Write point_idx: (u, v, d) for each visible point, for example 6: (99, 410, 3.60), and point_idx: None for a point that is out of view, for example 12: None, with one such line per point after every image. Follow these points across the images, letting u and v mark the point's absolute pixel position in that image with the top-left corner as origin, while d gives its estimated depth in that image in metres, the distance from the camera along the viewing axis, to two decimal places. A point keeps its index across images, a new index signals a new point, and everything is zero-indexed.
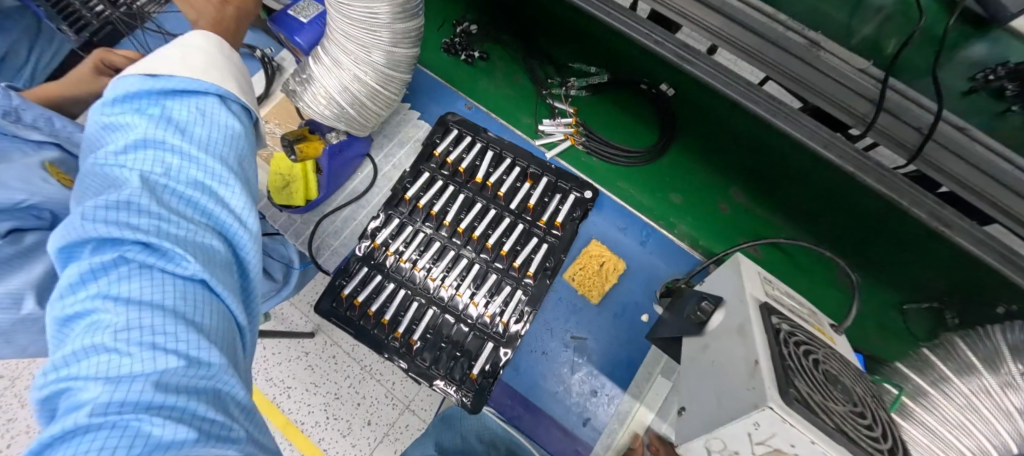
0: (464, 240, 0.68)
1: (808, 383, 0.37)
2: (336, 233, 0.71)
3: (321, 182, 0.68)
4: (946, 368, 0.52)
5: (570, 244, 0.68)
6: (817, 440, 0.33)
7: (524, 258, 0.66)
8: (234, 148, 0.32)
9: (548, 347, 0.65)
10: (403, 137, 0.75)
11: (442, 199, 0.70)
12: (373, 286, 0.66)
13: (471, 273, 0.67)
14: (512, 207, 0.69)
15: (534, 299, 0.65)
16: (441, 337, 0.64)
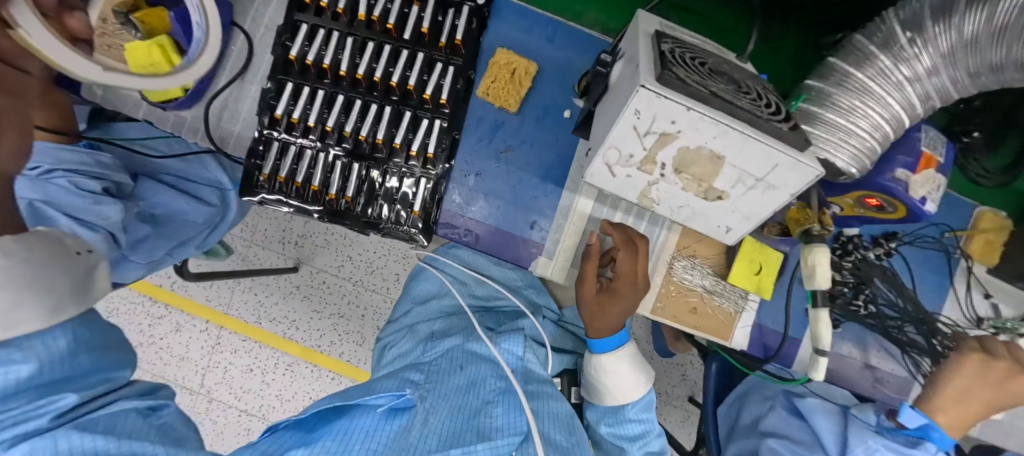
0: (367, 86, 0.64)
1: (689, 72, 0.37)
2: (232, 118, 0.67)
3: (193, 64, 0.63)
4: (846, 68, 0.53)
5: (477, 62, 0.65)
6: (691, 106, 0.32)
7: (432, 87, 0.63)
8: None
9: (482, 168, 0.65)
10: None
11: (331, 49, 0.64)
12: (291, 156, 0.65)
13: (383, 117, 0.64)
14: (406, 38, 0.64)
15: (454, 125, 0.64)
16: (375, 187, 0.65)
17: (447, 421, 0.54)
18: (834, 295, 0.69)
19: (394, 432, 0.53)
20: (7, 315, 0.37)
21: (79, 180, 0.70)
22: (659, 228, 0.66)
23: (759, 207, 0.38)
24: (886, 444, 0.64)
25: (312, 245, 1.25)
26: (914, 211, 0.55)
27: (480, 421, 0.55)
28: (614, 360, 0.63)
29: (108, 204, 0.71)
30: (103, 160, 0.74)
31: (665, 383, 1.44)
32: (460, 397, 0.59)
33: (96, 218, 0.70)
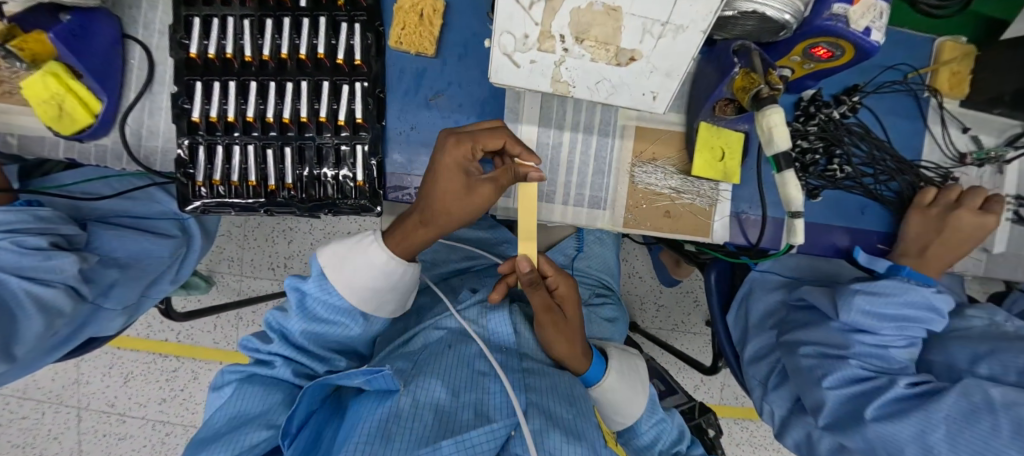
0: (276, 65, 0.61)
1: None
2: (152, 134, 0.65)
3: (93, 86, 0.61)
4: None
5: (381, 11, 0.62)
6: None
7: (342, 49, 0.60)
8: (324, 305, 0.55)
9: (414, 120, 0.63)
10: None
11: (228, 35, 0.61)
12: (220, 157, 0.62)
13: (302, 93, 0.61)
14: (302, 4, 0.60)
15: (375, 83, 0.61)
16: (312, 168, 0.63)
17: (438, 404, 0.49)
18: (806, 164, 0.67)
19: (382, 418, 0.47)
20: (345, 281, 0.54)
21: (24, 239, 0.64)
22: (611, 138, 0.64)
23: (674, 56, 0.35)
24: (865, 291, 0.61)
25: (300, 262, 1.34)
26: (863, 48, 0.52)
27: (477, 398, 0.51)
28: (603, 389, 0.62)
29: (61, 257, 0.65)
30: (43, 215, 0.67)
31: (680, 312, 1.42)
32: (454, 372, 0.53)
33: (50, 274, 0.65)
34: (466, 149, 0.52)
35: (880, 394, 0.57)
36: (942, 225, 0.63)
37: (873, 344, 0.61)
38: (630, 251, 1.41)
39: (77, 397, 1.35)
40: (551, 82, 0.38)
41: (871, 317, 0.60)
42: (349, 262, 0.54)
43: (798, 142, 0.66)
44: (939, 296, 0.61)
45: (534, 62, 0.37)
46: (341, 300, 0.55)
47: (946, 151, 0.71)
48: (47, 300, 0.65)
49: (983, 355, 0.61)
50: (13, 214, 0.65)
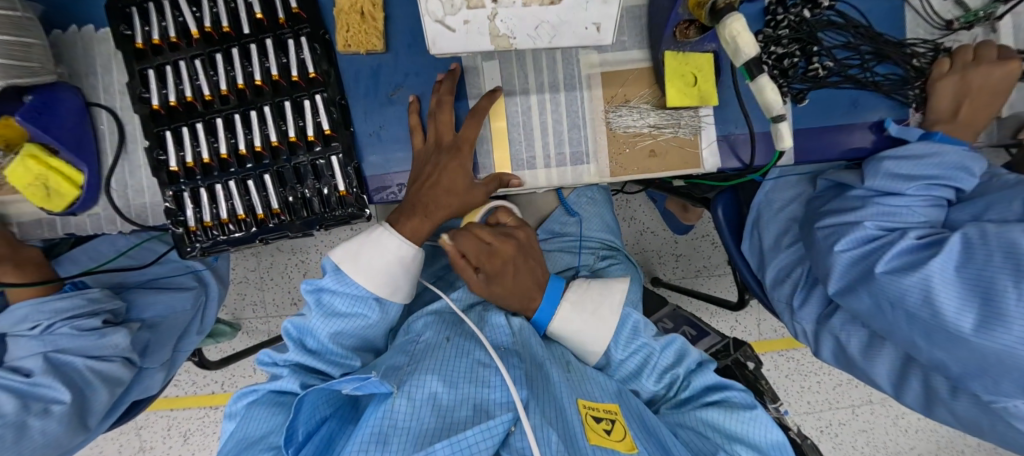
0: (236, 97, 0.62)
1: None
2: (138, 192, 0.66)
3: (71, 159, 0.62)
4: None
5: (324, 20, 0.62)
6: None
7: (294, 66, 0.60)
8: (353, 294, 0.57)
9: (382, 119, 0.64)
10: (102, 59, 0.64)
11: (183, 79, 0.61)
12: (206, 198, 0.63)
13: (266, 117, 0.61)
14: (246, 31, 0.60)
15: (335, 91, 0.61)
16: (296, 190, 0.64)
17: (436, 402, 0.50)
18: (784, 68, 0.64)
19: (379, 422, 0.47)
20: (362, 270, 0.56)
21: (81, 322, 0.66)
22: (579, 91, 0.63)
23: None
24: (898, 157, 0.61)
25: None
26: None
27: (475, 394, 0.51)
28: (563, 321, 0.62)
29: (115, 332, 0.67)
30: (94, 295, 0.69)
31: (699, 257, 1.40)
32: (452, 367, 0.54)
33: (107, 349, 0.67)
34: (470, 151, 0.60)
35: (888, 249, 0.57)
36: (969, 87, 0.61)
37: (896, 205, 0.59)
38: (636, 208, 1.39)
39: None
40: (491, 39, 0.38)
41: (894, 179, 0.60)
42: (364, 253, 0.57)
43: (772, 49, 0.64)
44: (971, 157, 0.60)
45: (469, 22, 0.36)
46: (359, 288, 0.57)
47: (930, 21, 0.67)
48: (109, 373, 0.66)
49: (979, 215, 0.58)
50: (71, 300, 0.66)
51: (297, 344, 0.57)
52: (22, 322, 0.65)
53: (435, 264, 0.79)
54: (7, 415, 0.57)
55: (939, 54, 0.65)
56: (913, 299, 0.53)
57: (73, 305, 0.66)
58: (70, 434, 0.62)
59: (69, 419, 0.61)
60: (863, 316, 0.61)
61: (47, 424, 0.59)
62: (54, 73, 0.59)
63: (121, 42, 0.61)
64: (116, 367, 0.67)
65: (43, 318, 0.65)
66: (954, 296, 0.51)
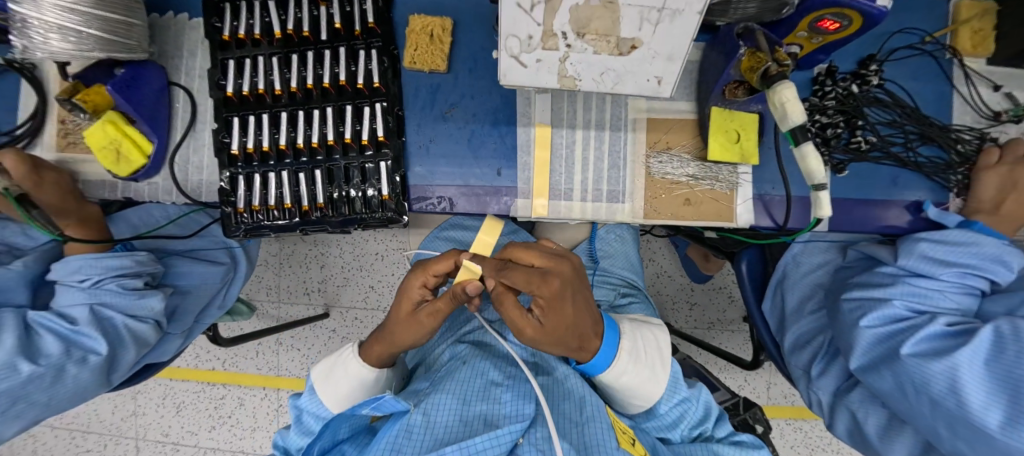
0: (303, 95, 0.66)
1: None
2: (197, 169, 0.70)
3: (145, 131, 0.67)
4: None
5: (395, 36, 0.66)
6: None
7: (361, 74, 0.64)
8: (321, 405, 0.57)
9: (433, 133, 0.67)
10: (189, 45, 0.70)
11: (258, 73, 0.66)
12: (257, 184, 0.67)
13: (328, 118, 0.65)
14: (323, 37, 0.65)
15: (394, 102, 0.65)
16: (341, 188, 0.67)
17: (449, 416, 0.51)
18: (828, 138, 0.65)
19: (396, 436, 0.50)
20: (336, 394, 0.58)
21: (126, 281, 0.68)
22: (624, 132, 0.65)
23: (673, 40, 0.37)
24: (935, 241, 0.61)
25: (334, 286, 1.40)
26: (871, 15, 0.52)
27: (488, 408, 0.53)
28: (617, 375, 0.56)
29: (151, 295, 0.69)
30: (141, 257, 0.70)
31: (715, 309, 1.39)
32: (468, 384, 0.56)
33: (143, 311, 0.69)
34: (448, 303, 0.52)
35: (917, 330, 0.57)
36: (1016, 181, 0.61)
37: (927, 288, 0.60)
38: (656, 250, 1.40)
39: (136, 428, 1.43)
40: (558, 78, 0.40)
41: (928, 262, 0.60)
42: (336, 374, 0.58)
43: (816, 118, 0.65)
44: (1010, 251, 0.60)
45: (541, 61, 0.39)
46: (324, 409, 0.57)
47: (977, 111, 0.68)
48: (139, 333, 0.69)
49: (1015, 309, 0.57)
50: (119, 259, 0.68)
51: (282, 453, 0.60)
52: (74, 273, 0.67)
53: None
54: (50, 356, 0.61)
55: (985, 144, 0.66)
56: (938, 387, 0.53)
57: (121, 265, 0.68)
58: (94, 386, 0.65)
59: (99, 370, 0.64)
60: (884, 396, 0.60)
61: (81, 372, 0.62)
62: (145, 51, 0.65)
63: (210, 33, 0.67)
64: (147, 328, 0.70)
65: (93, 273, 0.67)
66: (981, 390, 0.51)
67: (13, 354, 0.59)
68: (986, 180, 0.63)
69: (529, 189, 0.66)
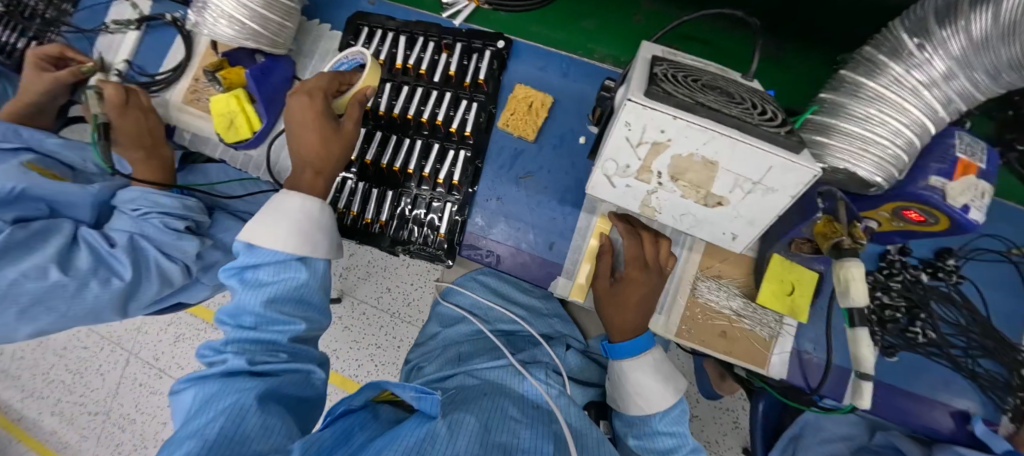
0: (402, 122, 0.72)
1: (676, 86, 0.38)
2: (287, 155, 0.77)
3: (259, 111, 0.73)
4: (857, 77, 0.53)
5: (498, 96, 0.72)
6: (678, 115, 0.35)
7: (459, 121, 0.70)
8: (265, 292, 0.49)
9: (503, 192, 0.70)
10: (322, 50, 0.78)
11: (371, 92, 0.73)
12: (335, 185, 0.72)
13: (415, 149, 0.71)
14: (436, 80, 0.72)
15: (477, 154, 0.70)
16: (405, 212, 0.71)
17: (471, 440, 0.51)
18: (884, 319, 0.64)
19: (420, 440, 0.50)
20: (269, 234, 0.51)
21: (172, 221, 0.68)
22: (680, 247, 0.67)
23: (762, 209, 0.39)
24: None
25: None
26: (960, 223, 0.51)
27: (506, 439, 0.53)
28: (633, 368, 0.61)
29: (189, 240, 0.68)
30: (190, 204, 0.70)
31: (715, 429, 1.28)
32: (488, 415, 0.57)
33: (176, 252, 0.68)
34: (343, 137, 0.58)
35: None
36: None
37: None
38: (670, 350, 1.34)
39: (89, 357, 1.32)
40: (640, 205, 0.43)
41: None
42: (270, 220, 0.51)
43: (877, 295, 0.64)
44: None
45: (630, 186, 0.42)
46: (273, 252, 0.51)
47: None
48: (168, 273, 0.68)
49: None
50: (172, 200, 0.68)
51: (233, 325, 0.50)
52: (128, 202, 0.67)
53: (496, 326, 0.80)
54: (79, 270, 0.60)
55: None
56: None
57: (168, 205, 0.67)
58: (108, 311, 0.64)
59: (118, 296, 0.63)
60: None
61: (100, 293, 0.61)
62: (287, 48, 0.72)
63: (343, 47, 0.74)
64: (177, 271, 0.69)
65: (144, 206, 0.67)
66: None
67: (50, 260, 0.59)
68: None
69: (580, 267, 0.66)
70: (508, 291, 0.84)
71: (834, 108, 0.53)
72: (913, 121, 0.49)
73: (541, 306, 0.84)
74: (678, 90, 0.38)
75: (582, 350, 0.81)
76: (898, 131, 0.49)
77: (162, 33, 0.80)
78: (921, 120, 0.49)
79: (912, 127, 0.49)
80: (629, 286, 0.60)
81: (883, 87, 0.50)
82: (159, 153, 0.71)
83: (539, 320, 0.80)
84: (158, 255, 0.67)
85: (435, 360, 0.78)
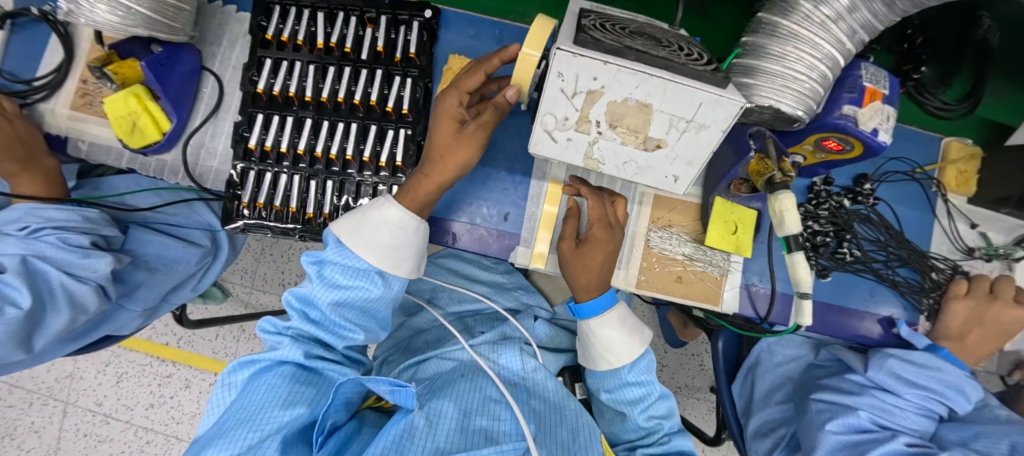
0: (332, 106, 0.68)
1: (604, 33, 0.38)
2: (209, 156, 0.70)
3: (167, 109, 0.66)
4: (772, 17, 0.55)
5: (431, 70, 0.69)
6: (607, 60, 0.35)
7: (393, 99, 0.67)
8: (338, 293, 0.56)
9: None
10: (230, 36, 0.72)
11: (294, 77, 0.68)
12: (267, 182, 0.67)
13: (352, 133, 0.67)
14: (363, 57, 0.68)
15: (418, 131, 0.67)
16: (351, 203, 0.67)
17: (451, 430, 0.55)
18: (817, 244, 0.69)
19: (400, 434, 0.53)
20: (365, 243, 0.54)
21: (69, 236, 0.61)
22: (630, 202, 0.68)
23: (696, 148, 0.40)
24: (902, 359, 0.65)
25: None
26: (872, 146, 0.56)
27: (487, 424, 0.57)
28: (601, 325, 0.63)
29: (98, 257, 0.61)
30: (90, 215, 0.64)
31: (683, 374, 1.36)
32: (467, 397, 0.60)
33: (85, 272, 0.61)
34: (492, 114, 0.52)
35: (877, 448, 0.60)
36: (982, 317, 0.67)
37: (890, 403, 0.64)
38: (636, 307, 1.40)
39: (13, 417, 1.18)
40: (584, 158, 0.44)
41: (896, 379, 0.64)
42: (367, 229, 0.54)
43: (809, 224, 0.69)
44: (967, 380, 0.65)
45: (572, 140, 0.42)
46: (360, 260, 0.55)
47: (951, 242, 0.73)
48: (79, 297, 0.61)
49: (968, 440, 0.62)
50: (63, 212, 0.62)
51: (300, 314, 0.58)
52: (14, 222, 0.61)
53: (456, 307, 0.79)
54: None
55: (958, 274, 0.71)
56: None
57: (61, 219, 0.62)
58: (8, 346, 0.57)
59: (17, 326, 0.56)
60: None
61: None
62: (189, 35, 0.65)
63: (255, 30, 0.68)
64: (89, 293, 0.62)
65: (33, 223, 0.61)
66: None
67: None
68: (955, 305, 0.68)
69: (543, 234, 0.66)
70: (469, 270, 0.83)
71: (755, 49, 0.56)
72: (824, 55, 0.52)
73: (505, 280, 0.84)
74: (606, 37, 0.37)
75: (549, 319, 0.81)
76: (812, 66, 0.52)
77: (34, 31, 0.70)
78: (831, 53, 0.53)
79: (824, 61, 0.53)
80: (596, 243, 0.60)
81: (795, 25, 0.53)
82: (39, 163, 0.63)
83: (503, 294, 0.81)
84: (61, 277, 0.59)
85: (404, 351, 0.76)
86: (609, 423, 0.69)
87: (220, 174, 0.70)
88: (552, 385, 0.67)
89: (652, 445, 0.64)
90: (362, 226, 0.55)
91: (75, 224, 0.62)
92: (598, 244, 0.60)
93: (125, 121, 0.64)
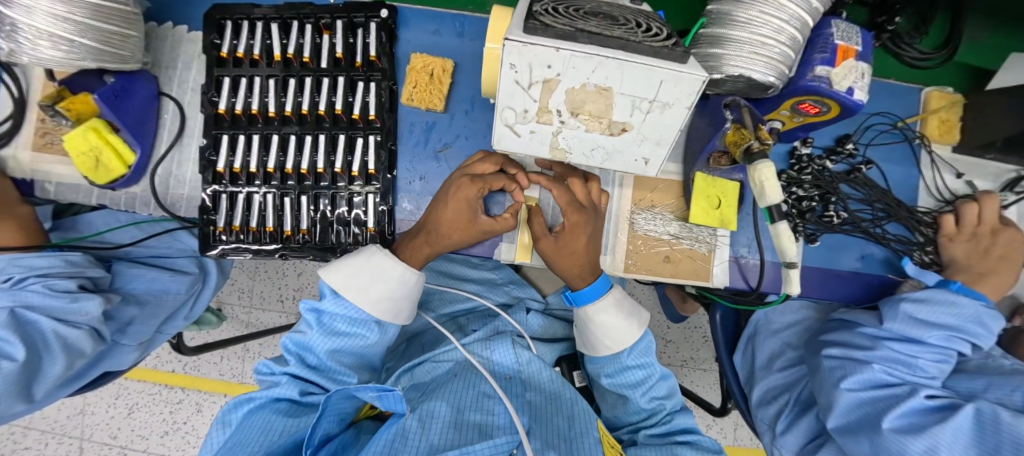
0: (297, 120, 0.66)
1: (555, 17, 0.37)
2: (179, 183, 0.69)
3: (129, 139, 0.65)
4: None
5: (395, 72, 0.67)
6: (559, 46, 0.33)
7: (358, 105, 0.65)
8: (336, 342, 0.57)
9: (424, 170, 0.67)
10: (185, 57, 0.70)
11: (255, 93, 0.66)
12: (241, 205, 0.66)
13: (319, 145, 0.65)
14: (323, 66, 0.66)
15: (387, 136, 0.65)
16: (327, 214, 0.66)
17: (444, 431, 0.54)
18: (802, 210, 0.68)
19: (392, 438, 0.53)
20: (363, 299, 0.56)
21: (55, 282, 0.60)
22: (610, 186, 0.67)
23: (661, 129, 0.39)
24: (916, 305, 0.61)
25: None
26: (848, 106, 0.55)
27: (479, 420, 0.57)
28: (597, 311, 0.62)
29: (87, 299, 0.61)
30: (74, 258, 0.63)
31: (688, 348, 1.36)
32: (460, 396, 0.60)
33: (75, 316, 0.60)
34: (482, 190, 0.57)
35: (897, 404, 0.58)
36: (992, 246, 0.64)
37: (902, 352, 0.61)
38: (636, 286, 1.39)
39: None
40: (550, 149, 0.42)
41: (915, 325, 0.61)
42: (364, 280, 0.56)
43: (793, 190, 0.68)
44: (988, 311, 0.62)
45: (534, 132, 0.41)
46: (358, 311, 0.57)
47: (937, 193, 0.72)
48: (72, 342, 0.60)
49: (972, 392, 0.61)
50: (44, 259, 0.61)
51: (297, 358, 0.58)
52: None
53: (445, 309, 0.77)
54: None
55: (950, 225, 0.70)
56: None
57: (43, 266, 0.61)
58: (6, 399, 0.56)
59: (14, 380, 0.55)
60: None
61: None
62: (141, 61, 0.64)
63: (209, 49, 0.66)
64: (83, 337, 0.61)
65: (15, 272, 0.59)
66: None
67: None
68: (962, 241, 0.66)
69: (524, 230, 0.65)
70: (459, 270, 0.82)
71: (720, 17, 0.54)
72: (791, 17, 0.51)
73: (495, 276, 0.83)
74: (559, 20, 0.36)
75: (543, 310, 0.81)
76: (780, 30, 0.51)
77: None
78: (797, 14, 0.51)
79: (791, 23, 0.51)
80: (569, 229, 0.59)
81: None
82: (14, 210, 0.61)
83: (495, 290, 0.80)
84: (52, 325, 0.59)
85: (401, 356, 0.76)
86: (610, 407, 0.69)
87: (194, 200, 0.69)
88: (551, 378, 0.67)
89: (656, 424, 0.64)
90: (358, 277, 0.56)
91: (60, 269, 0.61)
92: (573, 229, 0.59)
93: (90, 158, 0.62)
